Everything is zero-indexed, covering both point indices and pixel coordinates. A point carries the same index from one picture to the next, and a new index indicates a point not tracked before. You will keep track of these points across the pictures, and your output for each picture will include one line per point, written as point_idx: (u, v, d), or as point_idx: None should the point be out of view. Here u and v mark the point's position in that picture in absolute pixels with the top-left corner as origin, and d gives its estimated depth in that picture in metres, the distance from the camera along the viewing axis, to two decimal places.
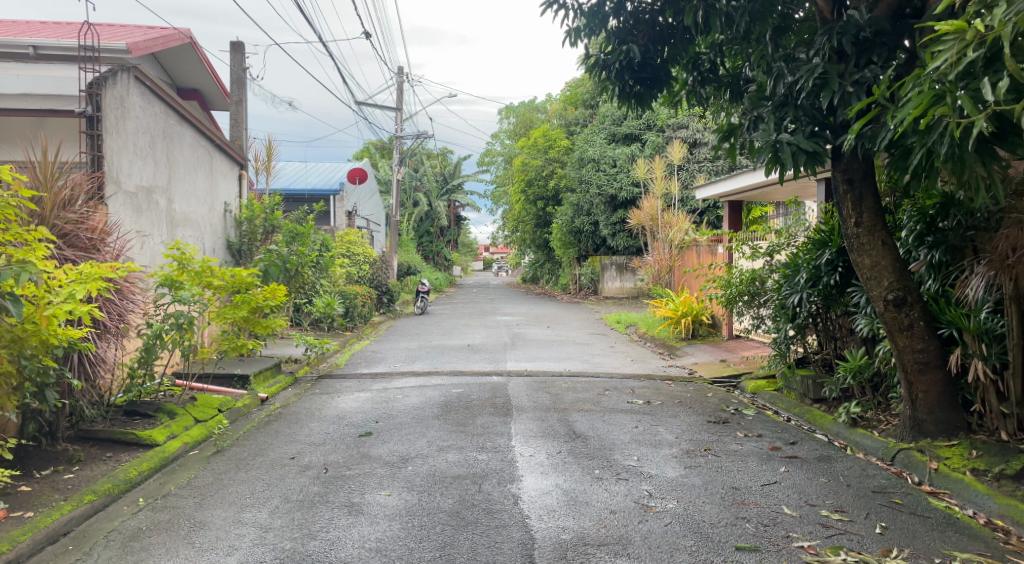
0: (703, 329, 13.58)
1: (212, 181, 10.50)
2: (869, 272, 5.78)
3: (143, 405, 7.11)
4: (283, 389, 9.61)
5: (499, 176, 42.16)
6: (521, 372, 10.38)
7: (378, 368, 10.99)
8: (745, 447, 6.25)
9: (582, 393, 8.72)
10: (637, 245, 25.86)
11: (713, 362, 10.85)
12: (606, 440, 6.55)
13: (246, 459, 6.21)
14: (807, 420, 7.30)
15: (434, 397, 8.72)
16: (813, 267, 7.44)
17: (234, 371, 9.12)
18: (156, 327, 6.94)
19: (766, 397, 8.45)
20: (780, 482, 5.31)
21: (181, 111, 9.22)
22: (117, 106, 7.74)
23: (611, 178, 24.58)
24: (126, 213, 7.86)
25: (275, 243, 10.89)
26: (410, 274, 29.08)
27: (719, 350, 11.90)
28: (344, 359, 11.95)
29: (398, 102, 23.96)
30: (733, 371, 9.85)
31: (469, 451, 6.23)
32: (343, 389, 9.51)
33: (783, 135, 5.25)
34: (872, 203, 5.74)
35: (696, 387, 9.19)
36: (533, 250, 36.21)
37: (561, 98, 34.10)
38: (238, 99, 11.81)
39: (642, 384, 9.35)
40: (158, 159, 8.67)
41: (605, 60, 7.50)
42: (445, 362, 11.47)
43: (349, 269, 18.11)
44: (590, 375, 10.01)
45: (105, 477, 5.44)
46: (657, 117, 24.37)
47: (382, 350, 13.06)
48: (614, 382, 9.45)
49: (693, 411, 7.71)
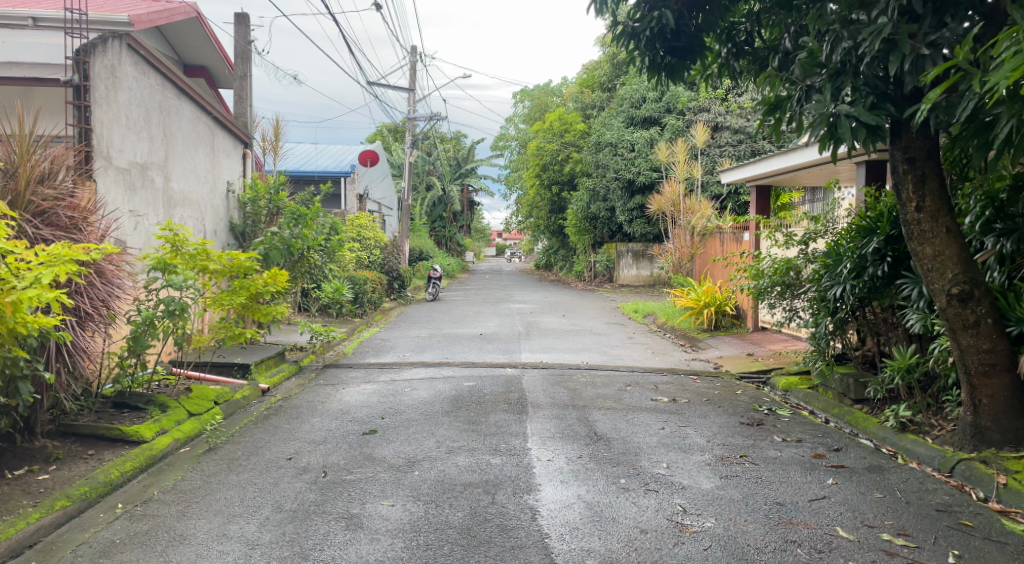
0: (727, 320, 12.99)
1: (214, 160, 9.99)
2: (931, 263, 5.18)
3: (133, 397, 6.66)
4: (286, 379, 9.12)
5: (513, 161, 41.53)
6: (536, 364, 9.84)
7: (387, 358, 10.50)
8: (785, 455, 5.68)
9: (603, 389, 8.17)
10: (654, 232, 25.24)
11: (739, 356, 10.30)
12: (632, 443, 5.99)
13: (239, 459, 5.70)
14: (848, 422, 6.75)
15: (444, 391, 8.20)
16: (858, 257, 6.81)
17: (234, 359, 8.62)
18: (147, 314, 6.51)
19: (800, 395, 7.90)
20: (830, 497, 4.74)
21: (181, 83, 8.69)
22: (108, 75, 7.21)
23: (629, 162, 23.87)
24: (117, 191, 7.35)
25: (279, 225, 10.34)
26: (422, 259, 28.60)
27: (745, 344, 11.32)
28: (351, 347, 11.43)
29: (411, 82, 23.36)
30: (762, 367, 9.27)
31: (481, 454, 5.71)
32: (349, 380, 9.01)
33: (842, 107, 4.67)
34: (936, 185, 5.14)
35: (723, 384, 8.62)
36: (546, 236, 35.66)
37: (578, 81, 33.38)
38: (243, 73, 11.25)
39: (666, 379, 8.79)
40: (154, 134, 8.15)
41: (635, 28, 6.92)
42: (456, 352, 10.95)
43: (359, 254, 17.62)
44: (609, 368, 9.47)
45: (83, 479, 4.94)
46: (677, 99, 23.61)
47: (391, 338, 12.56)
48: (636, 377, 8.89)
49: (723, 411, 7.13)
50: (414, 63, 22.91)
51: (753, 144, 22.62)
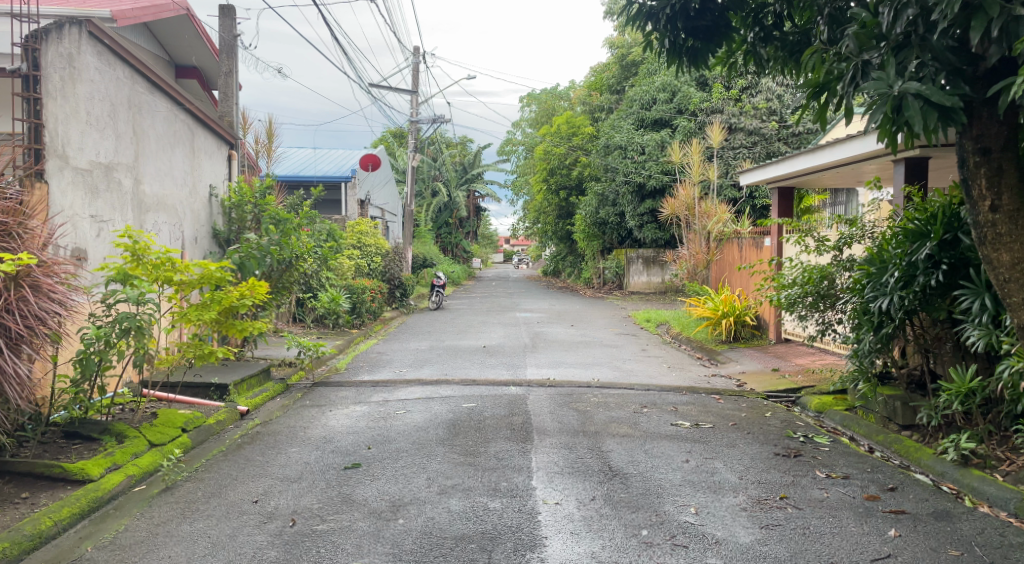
0: (747, 331, 12.19)
1: (194, 161, 9.24)
2: (1009, 273, 4.38)
3: (88, 426, 5.92)
4: (270, 400, 8.34)
5: (520, 166, 40.80)
6: (542, 382, 9.04)
7: (382, 374, 9.70)
8: (832, 497, 4.87)
9: (616, 411, 7.36)
10: (665, 238, 24.47)
11: (764, 372, 9.47)
12: (652, 482, 5.18)
13: (197, 503, 4.93)
14: (896, 452, 5.97)
15: (441, 414, 7.41)
16: (906, 264, 6.01)
17: (211, 379, 7.85)
18: (98, 333, 5.74)
19: (836, 419, 7.15)
20: (896, 557, 3.93)
21: (153, 77, 7.95)
22: (63, 65, 6.48)
23: (639, 166, 23.11)
24: (76, 195, 6.64)
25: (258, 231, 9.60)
26: (426, 266, 27.88)
27: (768, 358, 10.49)
28: (344, 362, 10.64)
29: (414, 84, 22.68)
30: (790, 385, 8.47)
31: (477, 496, 4.91)
32: (338, 401, 8.22)
33: (908, 85, 3.87)
34: (1015, 179, 4.31)
35: (750, 405, 7.80)
36: (554, 242, 34.91)
37: (585, 84, 32.66)
38: (228, 69, 10.52)
39: (686, 399, 7.96)
40: (120, 132, 7.41)
41: (653, 8, 6.28)
42: (456, 367, 10.16)
43: (357, 261, 16.88)
44: (623, 386, 8.66)
45: (5, 532, 4.19)
46: (689, 100, 22.79)
47: (388, 352, 11.78)
48: (652, 396, 8.08)
49: (753, 439, 6.31)
50: (417, 64, 22.21)
51: (769, 146, 21.78)
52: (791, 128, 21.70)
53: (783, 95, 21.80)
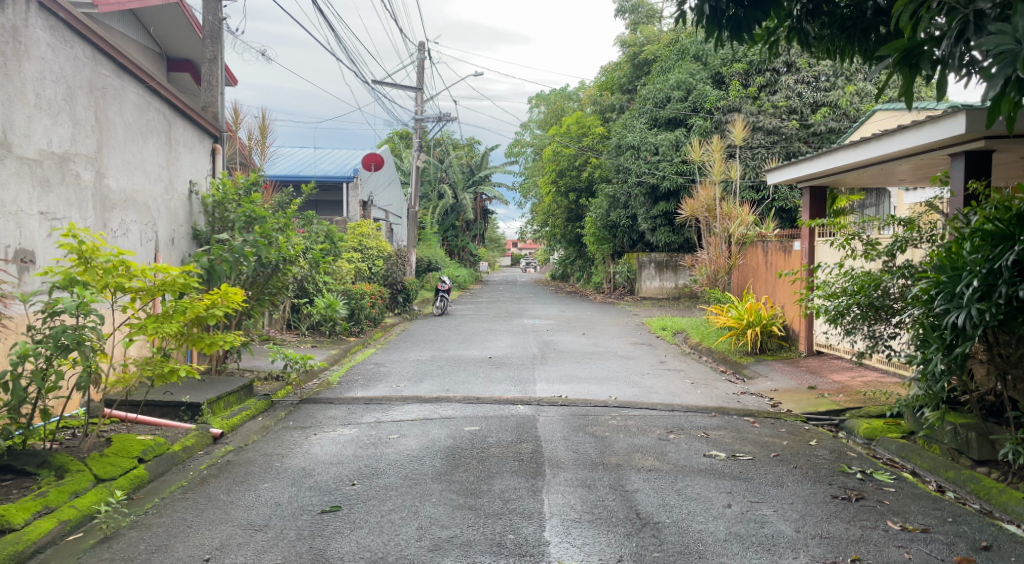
0: (774, 343, 11.32)
1: (171, 154, 8.34)
2: None
3: (21, 459, 5.02)
4: (250, 420, 7.45)
5: (528, 168, 40.00)
6: (553, 400, 8.14)
7: (376, 390, 8.80)
8: (916, 559, 3.96)
9: (639, 438, 6.45)
10: (678, 241, 23.61)
11: (799, 390, 8.55)
12: (690, 534, 4.29)
13: (139, 559, 4.06)
14: (974, 493, 5.07)
15: (440, 439, 6.53)
16: (987, 272, 5.10)
17: (183, 397, 6.99)
18: (29, 349, 4.84)
19: (892, 449, 6.25)
20: None
21: (119, 58, 7.08)
22: (6, 38, 5.65)
23: (653, 166, 22.33)
24: (24, 187, 5.83)
25: (234, 232, 8.72)
26: (431, 269, 27.09)
27: (800, 374, 9.58)
28: (337, 375, 9.76)
29: (420, 80, 21.85)
30: (832, 407, 7.58)
31: (479, 555, 4.02)
32: (326, 421, 7.35)
33: None
34: None
35: (790, 430, 6.88)
36: (562, 245, 34.02)
37: (595, 84, 31.82)
38: (211, 56, 9.66)
39: (717, 423, 7.04)
40: (79, 119, 6.56)
41: None
42: (459, 382, 9.29)
43: (358, 265, 16.05)
44: (644, 406, 7.76)
45: None
46: (704, 98, 21.88)
47: (386, 363, 10.93)
48: (678, 420, 7.16)
49: (803, 475, 5.40)
50: (422, 60, 21.38)
51: (788, 147, 20.82)
52: (812, 128, 20.70)
53: (804, 93, 20.81)
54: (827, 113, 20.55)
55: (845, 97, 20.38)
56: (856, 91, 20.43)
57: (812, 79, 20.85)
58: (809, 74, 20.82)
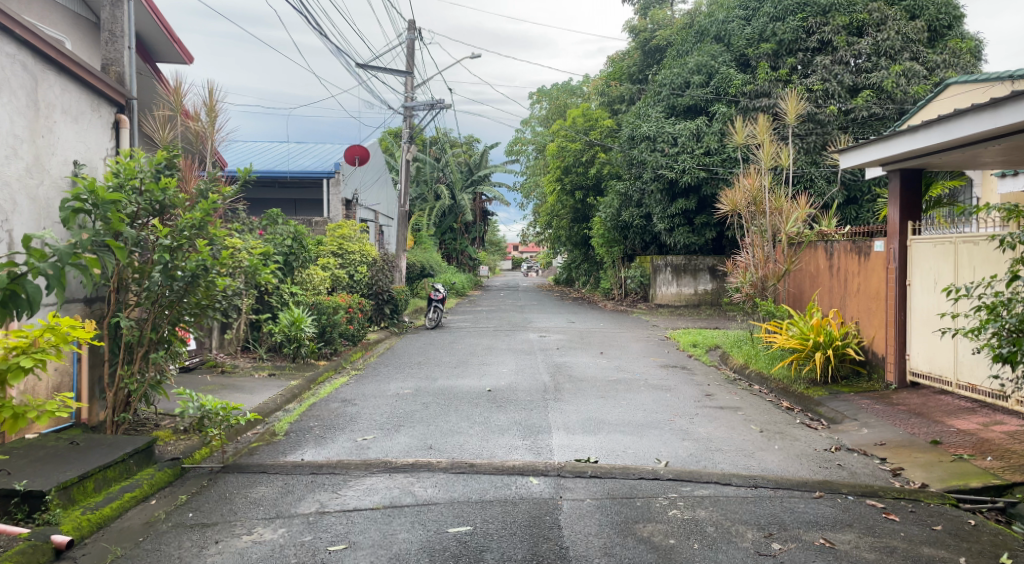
0: (848, 369, 9.01)
1: (37, 120, 5.89)
2: None
3: None
4: (136, 505, 5.06)
5: (530, 167, 37.64)
6: (578, 468, 5.71)
7: (333, 448, 6.37)
8: None
9: (730, 555, 4.05)
10: (698, 243, 21.23)
11: (921, 448, 6.14)
12: None
13: None
14: None
15: (406, 555, 4.11)
16: None
17: (17, 480, 4.58)
18: None
19: None
20: None
21: None
22: None
23: (671, 159, 19.96)
24: None
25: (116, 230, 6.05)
26: (426, 276, 24.65)
27: (903, 417, 7.17)
28: (285, 422, 7.33)
29: (409, 65, 19.41)
30: (992, 481, 5.21)
31: None
32: (246, 509, 4.94)
33: None
34: None
35: (953, 530, 4.48)
36: (567, 248, 31.63)
37: (601, 76, 29.44)
38: None
39: (839, 517, 4.62)
40: None
41: None
42: (447, 432, 6.84)
43: (335, 272, 13.64)
44: (716, 480, 5.32)
45: None
46: (729, 83, 19.62)
47: (356, 400, 8.49)
48: (775, 510, 4.74)
49: None
50: (411, 42, 19.01)
51: (824, 135, 18.46)
52: (851, 114, 18.29)
53: (842, 76, 18.40)
54: (870, 97, 18.13)
55: (890, 79, 17.92)
56: (902, 72, 17.96)
57: (851, 60, 18.46)
58: (848, 53, 18.42)
